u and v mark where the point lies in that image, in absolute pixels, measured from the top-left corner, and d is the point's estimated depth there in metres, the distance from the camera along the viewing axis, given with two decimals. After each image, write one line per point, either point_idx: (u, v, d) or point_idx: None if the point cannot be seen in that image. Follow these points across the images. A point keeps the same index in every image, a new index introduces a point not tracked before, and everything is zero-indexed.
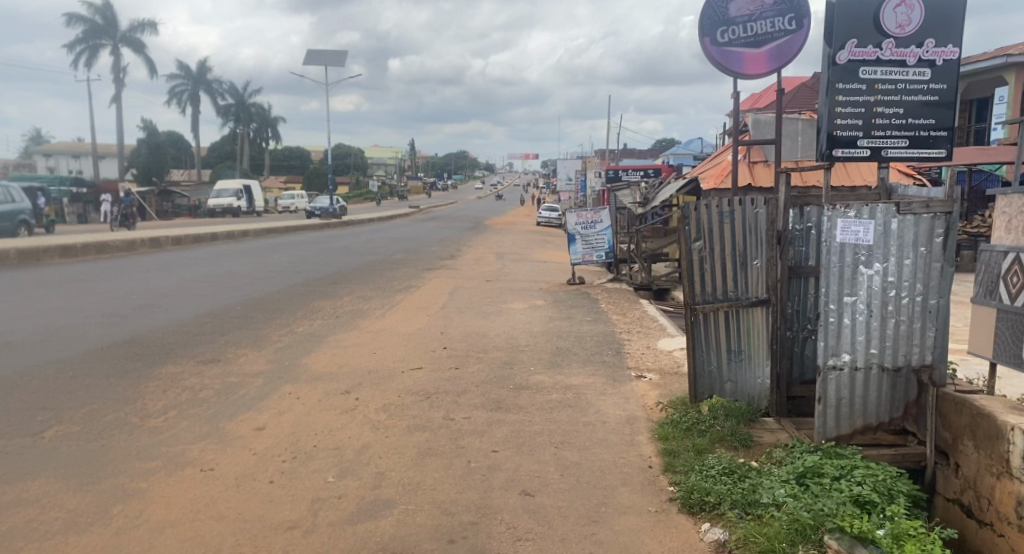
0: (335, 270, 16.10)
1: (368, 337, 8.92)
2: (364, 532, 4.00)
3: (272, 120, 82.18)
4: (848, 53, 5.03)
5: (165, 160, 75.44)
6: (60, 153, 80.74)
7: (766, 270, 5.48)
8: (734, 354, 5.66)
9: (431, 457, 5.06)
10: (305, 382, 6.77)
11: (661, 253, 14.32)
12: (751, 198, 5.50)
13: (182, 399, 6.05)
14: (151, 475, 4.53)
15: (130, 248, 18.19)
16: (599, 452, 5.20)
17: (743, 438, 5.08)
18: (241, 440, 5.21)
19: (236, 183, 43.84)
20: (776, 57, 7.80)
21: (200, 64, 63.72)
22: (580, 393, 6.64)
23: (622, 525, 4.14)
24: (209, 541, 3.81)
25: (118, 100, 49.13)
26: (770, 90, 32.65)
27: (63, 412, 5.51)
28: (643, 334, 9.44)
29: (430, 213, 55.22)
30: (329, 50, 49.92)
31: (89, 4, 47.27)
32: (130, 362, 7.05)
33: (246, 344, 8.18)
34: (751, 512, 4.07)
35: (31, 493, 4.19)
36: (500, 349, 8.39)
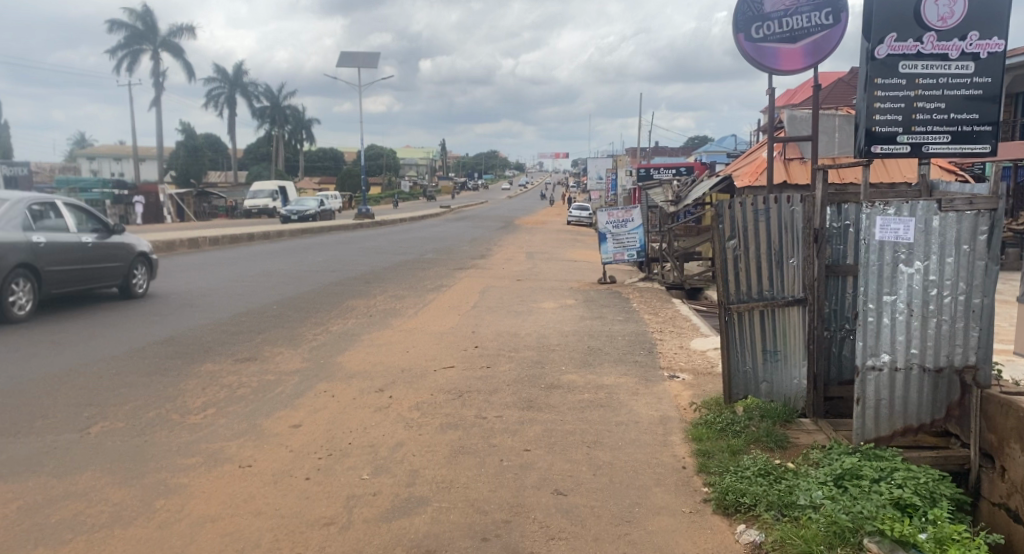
0: (369, 269, 16.21)
1: (400, 336, 8.97)
2: (399, 528, 4.03)
3: (306, 122, 83.12)
4: (887, 47, 4.96)
5: (203, 162, 76.84)
6: (103, 156, 82.65)
7: (803, 268, 5.39)
8: (770, 354, 5.59)
9: (463, 456, 5.07)
10: (339, 380, 6.83)
11: (694, 252, 14.19)
12: (788, 195, 5.42)
13: (221, 396, 6.15)
14: (192, 470, 4.61)
15: (169, 249, 18.51)
16: (632, 452, 5.18)
17: (779, 439, 5.02)
18: (278, 437, 5.28)
19: (272, 184, 44.46)
20: (811, 52, 7.66)
21: (236, 67, 64.72)
22: (613, 392, 6.61)
23: (655, 525, 4.12)
24: (248, 536, 3.87)
25: (157, 104, 50.11)
26: (805, 86, 32.21)
27: (108, 408, 5.64)
28: (676, 333, 9.35)
29: (461, 213, 55.33)
30: (362, 52, 50.37)
31: (129, 11, 48.25)
32: (171, 361, 7.18)
33: (281, 343, 8.28)
34: (788, 514, 4.01)
35: (78, 487, 4.28)
36: (532, 349, 8.37)
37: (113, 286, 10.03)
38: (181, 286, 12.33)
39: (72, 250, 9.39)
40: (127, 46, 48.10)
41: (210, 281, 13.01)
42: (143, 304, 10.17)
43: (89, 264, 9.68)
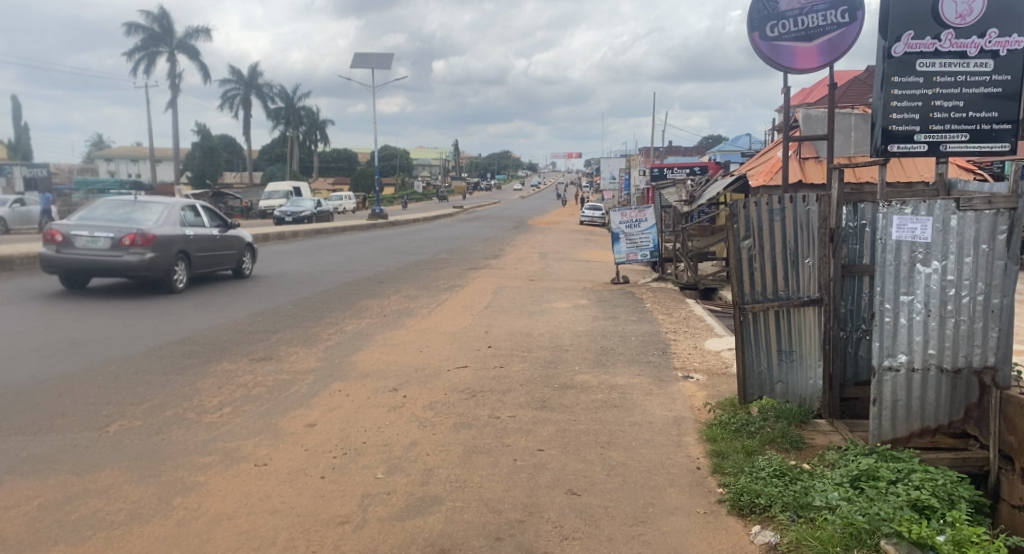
0: (383, 270, 16.26)
1: (414, 335, 8.99)
2: (414, 527, 4.04)
3: (320, 123, 83.49)
4: (904, 46, 4.91)
5: (218, 163, 77.41)
6: (120, 158, 83.37)
7: (819, 268, 5.36)
8: (786, 354, 5.56)
9: (477, 455, 5.07)
10: (353, 380, 6.86)
11: (708, 252, 14.13)
12: (803, 194, 5.39)
13: (237, 395, 6.19)
14: (208, 469, 4.65)
15: None
16: (646, 453, 5.17)
17: (795, 440, 4.98)
18: (293, 436, 5.31)
19: (287, 185, 44.72)
20: (828, 50, 7.66)
21: (251, 68, 65.08)
22: (626, 393, 6.60)
23: (669, 526, 4.10)
24: (265, 534, 3.90)
25: (174, 105, 50.51)
26: (821, 85, 31.99)
27: (126, 407, 5.69)
28: (690, 334, 9.32)
29: (474, 213, 55.29)
30: (375, 53, 50.55)
31: (146, 13, 48.62)
32: (187, 360, 7.23)
33: (297, 342, 8.32)
34: (804, 515, 3.99)
35: (97, 484, 4.33)
36: (545, 349, 8.38)
37: (230, 269, 12.65)
38: (194, 286, 12.33)
39: (208, 241, 12.17)
40: (144, 48, 48.49)
41: (226, 280, 13.11)
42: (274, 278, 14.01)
43: (218, 251, 12.47)
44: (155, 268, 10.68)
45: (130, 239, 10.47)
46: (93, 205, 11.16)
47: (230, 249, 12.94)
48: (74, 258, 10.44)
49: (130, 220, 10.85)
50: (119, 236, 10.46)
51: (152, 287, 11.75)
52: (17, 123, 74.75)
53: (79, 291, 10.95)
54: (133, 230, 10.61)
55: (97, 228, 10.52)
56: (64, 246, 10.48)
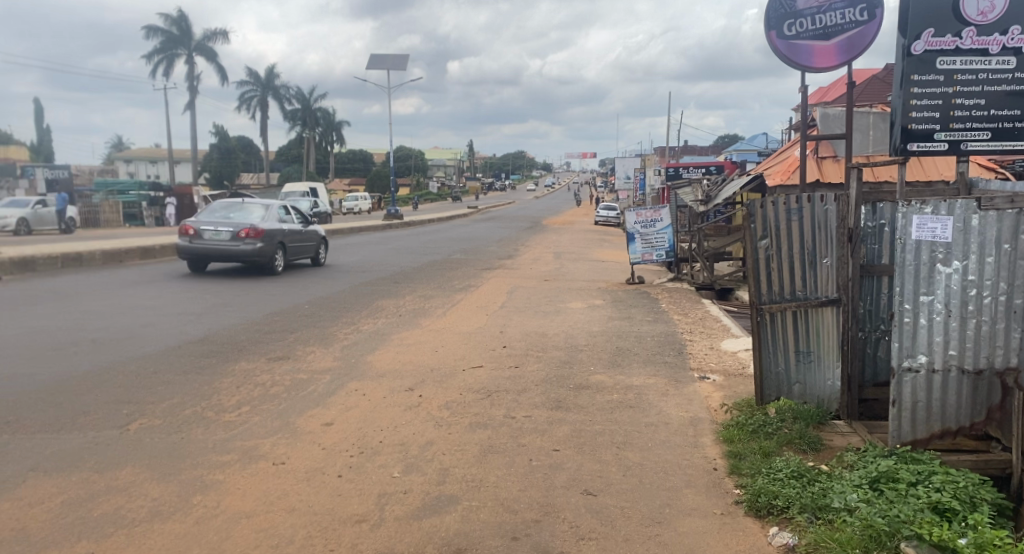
0: (398, 270, 16.33)
1: (429, 335, 9.01)
2: (430, 526, 4.06)
3: (336, 124, 83.89)
4: (925, 43, 4.94)
5: (236, 164, 77.98)
6: (139, 159, 84.16)
7: (837, 268, 5.32)
8: (803, 354, 5.52)
9: (493, 455, 5.08)
10: (370, 379, 6.89)
11: (724, 252, 14.07)
12: (821, 194, 5.36)
13: (255, 394, 6.24)
14: (227, 467, 4.68)
15: None
16: (663, 453, 5.15)
17: (813, 441, 4.95)
18: (310, 435, 5.34)
19: (303, 185, 45.02)
20: (846, 49, 7.64)
21: (268, 70, 65.50)
22: (642, 393, 6.58)
23: (686, 526, 4.09)
24: (282, 532, 3.92)
25: (192, 107, 50.91)
26: (839, 83, 31.75)
27: (146, 406, 5.75)
28: (706, 334, 9.28)
29: (489, 214, 55.33)
30: (390, 54, 50.76)
31: (164, 16, 49.08)
32: (205, 360, 7.29)
33: (314, 342, 8.37)
34: (822, 517, 3.96)
35: (118, 482, 4.38)
36: (560, 349, 8.36)
37: (311, 257, 15.37)
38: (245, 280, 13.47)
39: (293, 234, 14.91)
40: (163, 51, 48.90)
41: (244, 280, 13.20)
42: (329, 269, 15.84)
43: (300, 242, 15.17)
44: (265, 254, 13.63)
45: (247, 232, 13.47)
46: (208, 208, 14.04)
47: (310, 242, 15.72)
48: (203, 247, 13.40)
49: (243, 217, 13.83)
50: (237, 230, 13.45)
51: (254, 271, 14.56)
52: (38, 126, 75.70)
53: (197, 275, 13.64)
54: (246, 226, 13.55)
55: (219, 224, 13.47)
56: (196, 239, 13.46)
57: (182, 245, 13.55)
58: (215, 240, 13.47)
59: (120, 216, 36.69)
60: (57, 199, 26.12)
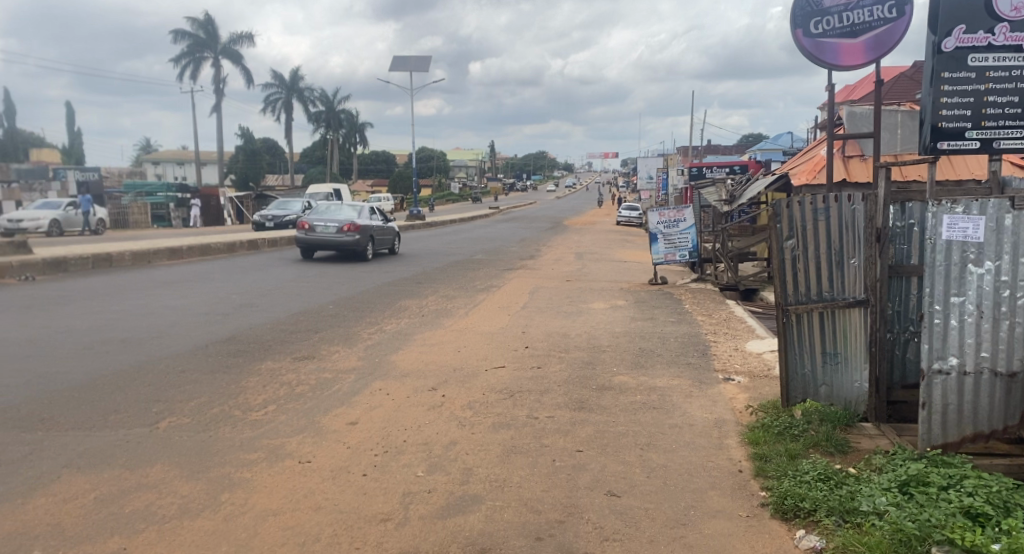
0: (421, 270, 16.40)
1: (451, 335, 9.04)
2: (454, 526, 4.07)
3: (359, 126, 84.47)
4: (955, 40, 4.89)
5: (261, 166, 78.73)
6: (166, 161, 85.33)
7: (865, 268, 5.25)
8: (830, 356, 5.46)
9: (516, 455, 5.09)
10: (393, 379, 6.93)
11: (748, 252, 13.95)
12: (848, 194, 5.30)
13: (281, 393, 6.30)
14: (255, 465, 4.73)
15: (230, 251, 19.01)
16: (687, 455, 5.12)
17: (840, 444, 4.90)
18: (335, 434, 5.39)
19: (327, 186, 45.41)
20: (874, 47, 7.57)
21: (293, 73, 66.10)
22: (665, 394, 6.55)
23: (711, 529, 4.06)
24: (309, 530, 3.96)
25: (218, 109, 51.50)
26: (865, 81, 31.36)
27: (175, 404, 5.82)
28: (730, 335, 9.21)
29: (510, 214, 55.37)
30: (413, 56, 51.06)
31: (192, 20, 49.73)
32: (232, 359, 7.37)
33: (338, 342, 8.44)
34: (850, 521, 3.91)
35: (149, 479, 4.44)
36: (582, 350, 8.35)
37: (397, 246, 19.66)
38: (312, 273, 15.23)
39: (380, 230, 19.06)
40: (190, 55, 49.54)
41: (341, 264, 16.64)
42: (391, 260, 18.65)
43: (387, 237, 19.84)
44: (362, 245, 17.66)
45: (349, 228, 17.37)
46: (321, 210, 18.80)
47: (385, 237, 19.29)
48: (316, 238, 17.52)
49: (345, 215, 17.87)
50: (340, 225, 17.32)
51: (346, 258, 18.30)
52: (69, 128, 77.06)
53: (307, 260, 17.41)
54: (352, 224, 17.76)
55: (329, 221, 17.56)
56: (310, 232, 17.44)
57: (299, 237, 17.52)
58: (325, 233, 17.57)
59: (148, 217, 37.25)
60: (79, 201, 26.40)
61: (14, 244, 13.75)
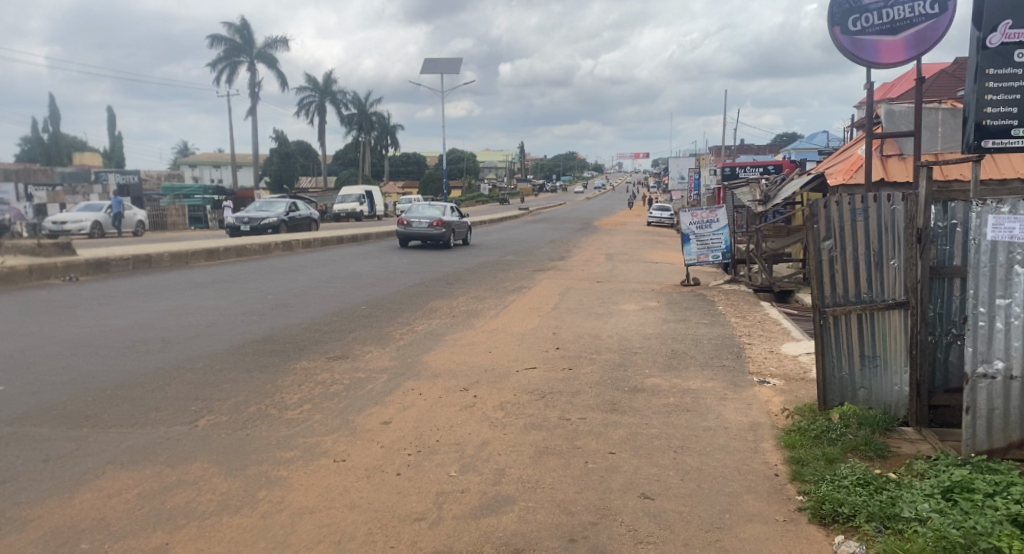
0: (451, 271, 16.47)
1: (483, 336, 9.06)
2: (487, 526, 4.07)
3: (391, 128, 85.04)
4: (1001, 35, 4.84)
5: (295, 168, 79.72)
6: (203, 163, 86.80)
7: (905, 269, 5.15)
8: (869, 359, 5.36)
9: (549, 456, 5.08)
10: (426, 379, 6.96)
11: (783, 253, 13.77)
12: (888, 194, 5.21)
13: (316, 392, 6.37)
14: (291, 463, 4.80)
15: (265, 252, 19.27)
16: (721, 458, 5.07)
17: (879, 448, 4.82)
18: (369, 433, 5.43)
19: (359, 188, 45.91)
20: (915, 44, 7.43)
21: (326, 76, 66.81)
22: (699, 397, 6.49)
23: (747, 533, 4.02)
24: (344, 528, 4.00)
25: (254, 113, 52.26)
26: (903, 79, 30.79)
27: (213, 403, 5.91)
28: (765, 338, 9.08)
29: (539, 215, 55.39)
30: (444, 58, 51.31)
31: (228, 25, 50.55)
32: (269, 358, 7.48)
33: (372, 342, 8.51)
34: (892, 527, 3.84)
35: (190, 476, 4.52)
36: (614, 351, 8.30)
37: (470, 238, 24.03)
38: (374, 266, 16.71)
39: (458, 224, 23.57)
40: (227, 58, 50.33)
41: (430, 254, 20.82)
42: (440, 256, 20.25)
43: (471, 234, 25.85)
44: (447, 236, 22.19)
45: (438, 222, 21.94)
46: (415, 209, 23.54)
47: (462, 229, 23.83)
48: (413, 232, 22.16)
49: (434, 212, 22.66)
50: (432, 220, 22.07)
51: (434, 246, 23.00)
52: (110, 133, 78.72)
53: (370, 256, 19.35)
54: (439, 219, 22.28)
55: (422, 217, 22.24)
56: (407, 226, 22.12)
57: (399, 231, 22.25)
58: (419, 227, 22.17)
59: (186, 219, 37.92)
60: (112, 202, 26.87)
61: (58, 245, 14.09)
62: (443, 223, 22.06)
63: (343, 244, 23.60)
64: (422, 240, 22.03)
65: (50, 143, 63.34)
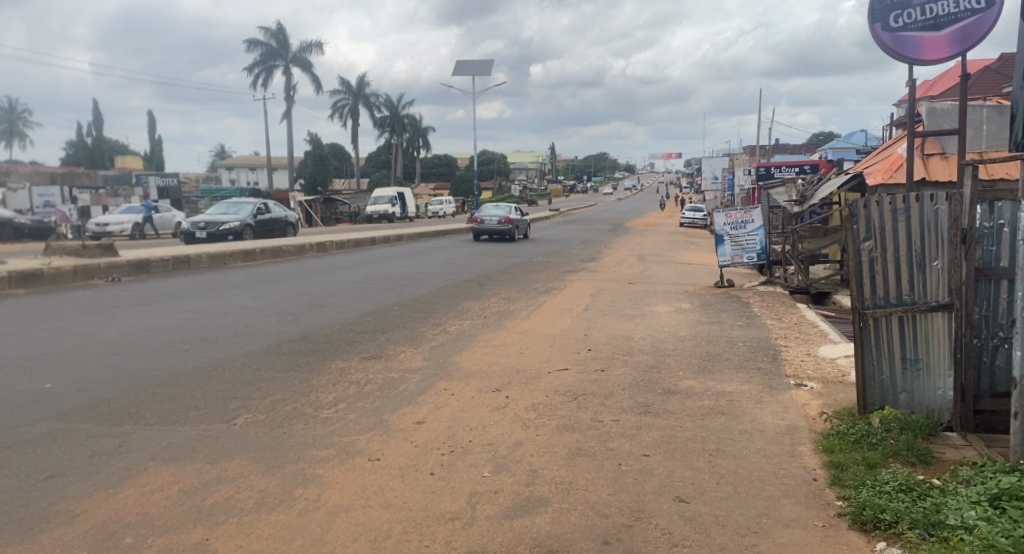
0: (482, 272, 16.49)
1: (514, 337, 9.06)
2: (521, 527, 4.06)
3: (423, 130, 85.64)
4: None
5: (328, 170, 80.64)
6: (240, 166, 88.25)
7: (949, 271, 5.03)
8: (910, 363, 5.24)
9: (582, 457, 5.06)
10: (458, 379, 6.98)
11: (820, 254, 13.55)
12: (930, 193, 5.11)
13: (351, 392, 6.42)
14: (327, 461, 4.84)
15: (300, 253, 19.51)
16: (758, 462, 5.00)
17: (922, 454, 4.70)
18: (403, 433, 5.45)
19: (392, 190, 46.35)
20: (960, 40, 7.29)
21: (359, 79, 67.42)
22: (735, 400, 6.41)
23: (785, 538, 3.96)
24: (379, 527, 4.01)
25: (289, 116, 52.95)
26: (946, 76, 30.12)
27: (251, 401, 5.99)
28: (802, 340, 8.94)
29: (570, 216, 55.37)
30: (475, 60, 51.46)
31: (265, 30, 51.27)
32: (305, 357, 7.56)
33: (404, 342, 8.55)
34: (936, 534, 3.74)
35: (229, 473, 4.58)
36: (647, 353, 8.24)
37: (529, 233, 28.20)
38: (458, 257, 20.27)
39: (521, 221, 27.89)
40: (263, 63, 51.08)
41: (493, 248, 24.23)
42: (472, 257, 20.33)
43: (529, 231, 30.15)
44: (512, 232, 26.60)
45: (506, 220, 26.37)
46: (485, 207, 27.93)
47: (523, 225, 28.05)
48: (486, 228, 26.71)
49: (502, 210, 27.23)
50: (501, 218, 26.57)
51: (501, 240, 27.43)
52: (150, 137, 80.38)
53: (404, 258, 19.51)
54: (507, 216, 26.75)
55: (493, 214, 26.74)
56: (481, 223, 26.68)
57: (473, 226, 26.84)
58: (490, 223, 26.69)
59: None
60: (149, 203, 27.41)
61: (102, 246, 14.42)
62: (509, 220, 26.42)
63: (413, 240, 27.02)
64: (491, 235, 26.47)
65: (92, 147, 64.91)
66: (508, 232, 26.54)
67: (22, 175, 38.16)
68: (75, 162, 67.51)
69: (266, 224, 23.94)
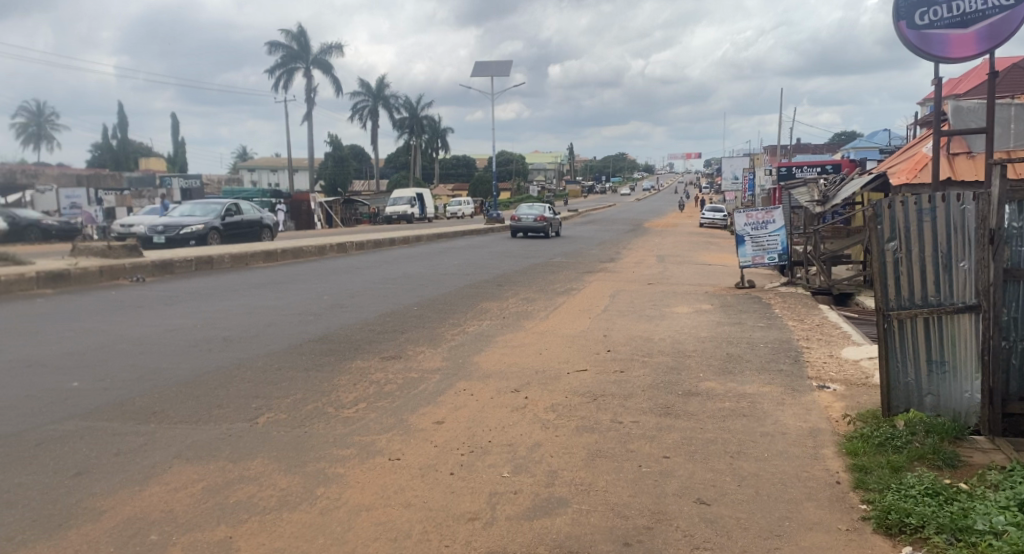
0: (501, 273, 16.51)
1: (533, 338, 9.05)
2: (541, 527, 4.06)
3: (442, 132, 85.98)
4: None
5: (348, 171, 81.23)
6: (261, 168, 89.16)
7: (976, 272, 4.98)
8: (936, 365, 5.17)
9: (601, 459, 5.04)
10: (477, 379, 6.98)
11: (843, 255, 13.41)
12: (956, 194, 5.03)
13: (371, 391, 6.44)
14: (347, 461, 4.86)
15: (320, 254, 19.65)
16: (780, 464, 4.95)
17: (949, 458, 4.64)
18: (423, 433, 5.46)
19: (411, 190, 46.59)
20: (987, 38, 7.19)
21: (379, 80, 67.79)
22: (756, 402, 6.35)
23: (808, 541, 3.92)
24: (400, 526, 4.02)
25: (309, 117, 53.34)
26: (972, 74, 29.74)
27: (273, 400, 6.04)
28: (824, 342, 8.84)
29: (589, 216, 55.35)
30: (493, 62, 51.59)
31: (286, 32, 51.72)
32: (326, 357, 7.61)
33: (424, 342, 8.57)
34: (964, 539, 3.68)
35: (252, 471, 4.61)
36: (667, 354, 8.19)
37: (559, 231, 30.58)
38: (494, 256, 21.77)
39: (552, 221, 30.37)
40: (284, 65, 51.50)
41: (528, 245, 26.25)
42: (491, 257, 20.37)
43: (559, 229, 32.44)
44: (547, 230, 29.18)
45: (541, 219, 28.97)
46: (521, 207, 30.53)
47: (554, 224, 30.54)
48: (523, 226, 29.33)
49: (536, 209, 29.82)
50: (537, 217, 29.16)
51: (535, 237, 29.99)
52: (173, 138, 81.41)
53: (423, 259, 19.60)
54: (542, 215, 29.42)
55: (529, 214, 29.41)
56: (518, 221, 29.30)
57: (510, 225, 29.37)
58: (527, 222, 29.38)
59: None
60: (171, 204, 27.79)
61: (127, 246, 14.61)
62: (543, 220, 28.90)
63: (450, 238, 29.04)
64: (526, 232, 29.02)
65: (117, 149, 65.80)
66: (542, 229, 29.10)
67: (49, 176, 38.79)
68: (100, 164, 68.46)
69: (236, 226, 22.86)
